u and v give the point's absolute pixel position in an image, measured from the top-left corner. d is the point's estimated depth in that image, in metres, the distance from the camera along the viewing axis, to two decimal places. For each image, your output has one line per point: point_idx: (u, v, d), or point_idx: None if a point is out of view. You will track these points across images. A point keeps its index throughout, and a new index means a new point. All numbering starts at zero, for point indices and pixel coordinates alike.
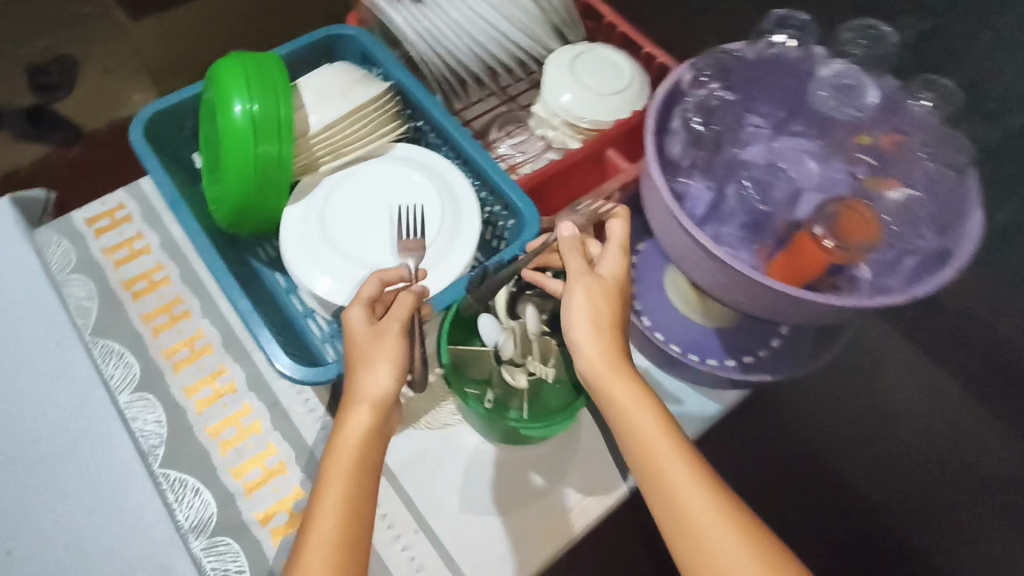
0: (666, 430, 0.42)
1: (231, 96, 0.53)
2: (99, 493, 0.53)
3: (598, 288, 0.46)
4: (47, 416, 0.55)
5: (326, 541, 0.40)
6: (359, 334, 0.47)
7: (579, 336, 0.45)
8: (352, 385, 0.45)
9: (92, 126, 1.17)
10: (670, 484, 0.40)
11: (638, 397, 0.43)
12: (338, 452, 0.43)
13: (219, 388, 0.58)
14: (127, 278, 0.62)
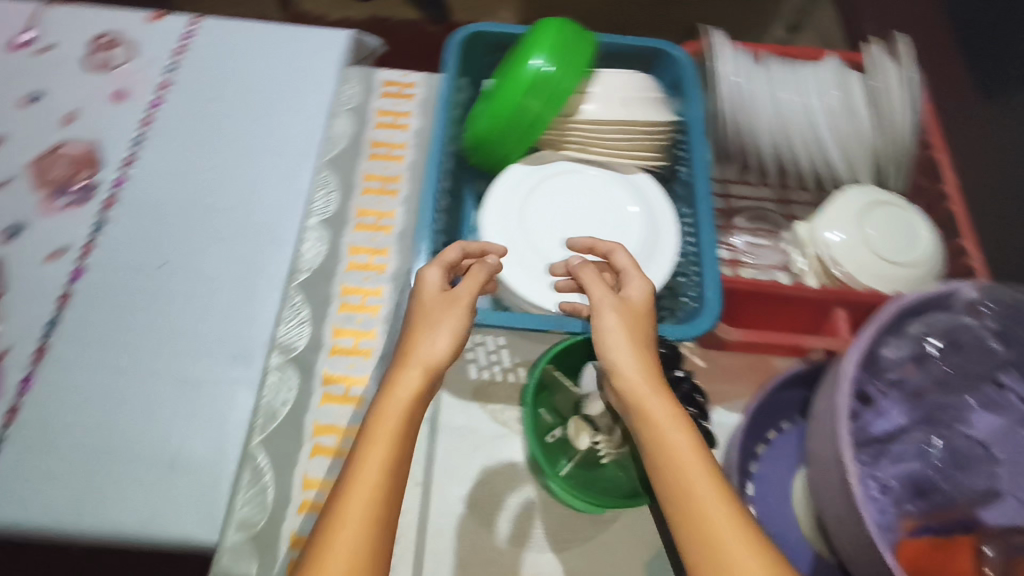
0: (704, 467, 0.40)
1: (531, 51, 0.57)
2: (244, 270, 0.63)
3: (626, 316, 0.47)
4: (260, 197, 0.68)
5: (375, 479, 0.41)
6: (434, 294, 0.50)
7: (614, 352, 0.46)
8: (411, 347, 0.47)
9: (457, 16, 1.33)
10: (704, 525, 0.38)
11: (677, 418, 0.42)
12: (381, 415, 0.43)
13: (372, 263, 0.65)
14: (377, 139, 0.72)
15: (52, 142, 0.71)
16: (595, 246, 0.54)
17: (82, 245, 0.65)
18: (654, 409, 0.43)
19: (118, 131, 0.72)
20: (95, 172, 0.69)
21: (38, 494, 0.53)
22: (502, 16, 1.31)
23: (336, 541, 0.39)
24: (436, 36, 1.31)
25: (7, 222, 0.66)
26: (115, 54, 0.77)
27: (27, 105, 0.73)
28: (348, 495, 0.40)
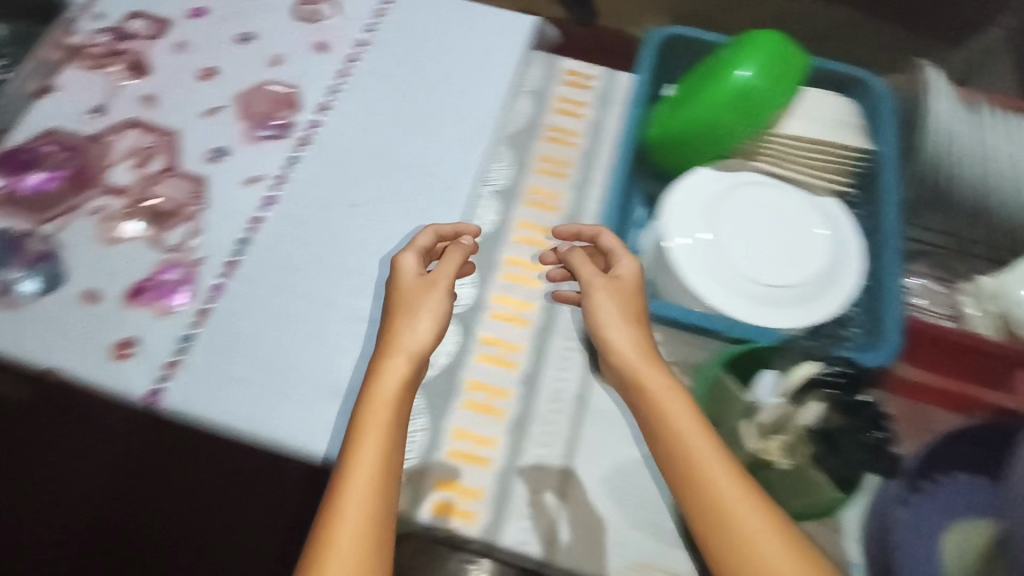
0: (706, 432, 0.46)
1: (744, 61, 0.58)
2: (417, 226, 0.67)
3: (618, 288, 0.54)
4: (439, 159, 0.71)
5: (375, 448, 0.47)
6: (410, 280, 0.56)
7: (607, 326, 0.52)
8: (394, 337, 0.53)
9: None
10: (710, 492, 0.44)
11: (675, 394, 0.48)
12: (374, 402, 0.49)
13: (538, 239, 0.66)
14: (553, 123, 0.74)
15: (259, 79, 0.76)
16: (580, 232, 0.61)
17: (276, 177, 0.70)
18: (658, 383, 0.49)
19: (317, 79, 0.77)
20: (293, 112, 0.74)
21: (217, 391, 0.59)
22: None
23: (343, 519, 0.44)
24: None
25: (214, 145, 0.71)
26: (320, 6, 0.83)
27: (240, 43, 0.79)
28: (354, 463, 0.47)
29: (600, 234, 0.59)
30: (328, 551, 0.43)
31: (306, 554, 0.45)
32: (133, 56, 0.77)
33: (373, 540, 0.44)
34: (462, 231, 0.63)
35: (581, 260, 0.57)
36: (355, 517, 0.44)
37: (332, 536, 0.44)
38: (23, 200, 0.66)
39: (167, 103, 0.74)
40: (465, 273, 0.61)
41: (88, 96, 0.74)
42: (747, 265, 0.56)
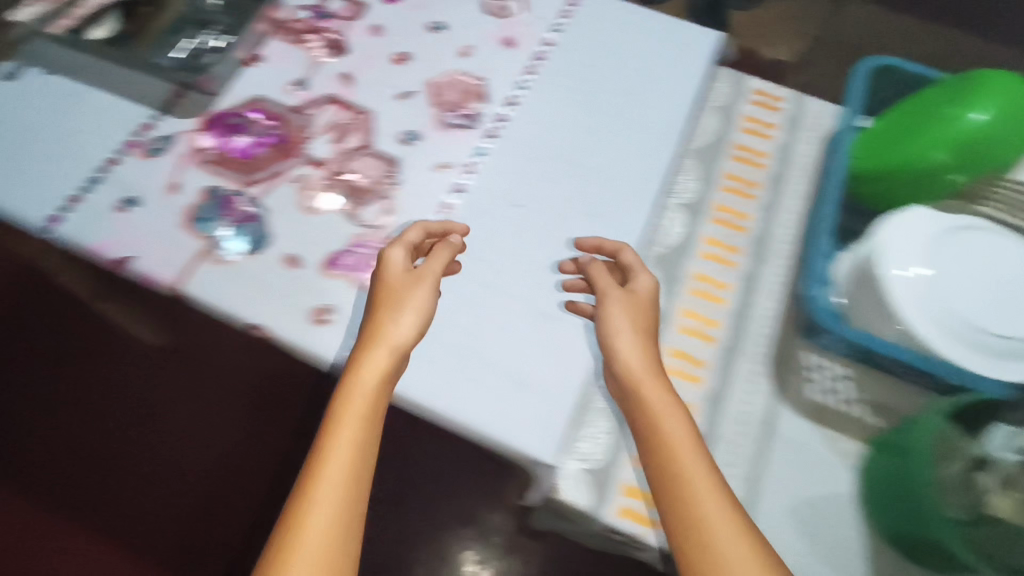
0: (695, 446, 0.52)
1: (982, 103, 0.60)
2: (601, 229, 0.68)
3: (629, 302, 0.60)
4: (623, 165, 0.71)
5: (355, 426, 0.53)
6: (396, 272, 0.60)
7: (616, 336, 0.58)
8: (380, 327, 0.57)
9: None
10: (681, 482, 0.50)
11: (669, 406, 0.54)
12: (353, 395, 0.54)
13: (724, 258, 0.66)
14: (741, 142, 0.73)
15: (450, 69, 0.78)
16: (602, 245, 0.65)
17: (464, 166, 0.72)
18: (658, 398, 0.55)
19: (505, 73, 0.78)
20: (482, 103, 0.76)
21: (409, 365, 0.60)
22: None
23: (314, 512, 0.48)
24: None
25: (407, 128, 0.73)
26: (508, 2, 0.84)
27: (432, 31, 0.81)
28: (335, 437, 0.52)
29: (625, 250, 0.64)
30: (297, 541, 0.47)
31: (280, 524, 0.49)
32: (333, 35, 0.80)
33: (342, 524, 0.48)
34: (452, 231, 0.66)
35: (599, 271, 0.62)
36: (333, 485, 0.49)
37: (301, 521, 0.48)
38: (234, 162, 0.70)
39: (364, 83, 0.76)
40: (452, 270, 0.65)
41: (292, 69, 0.77)
42: (973, 309, 0.54)
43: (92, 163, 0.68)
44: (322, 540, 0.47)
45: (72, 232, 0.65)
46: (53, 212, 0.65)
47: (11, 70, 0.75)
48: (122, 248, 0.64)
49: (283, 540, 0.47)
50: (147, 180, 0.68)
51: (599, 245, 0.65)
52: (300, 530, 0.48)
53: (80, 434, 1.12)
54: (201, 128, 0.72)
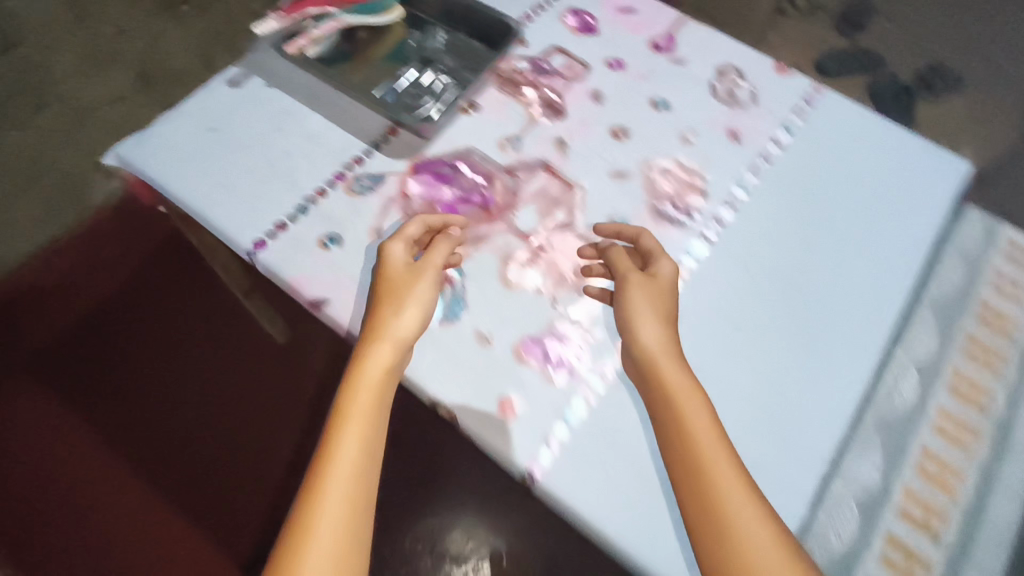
0: (719, 440, 0.52)
1: None
2: (813, 371, 0.62)
3: (649, 288, 0.59)
4: (844, 302, 0.66)
5: (363, 417, 0.54)
6: (396, 267, 0.60)
7: (639, 324, 0.58)
8: (382, 326, 0.57)
9: None
10: (698, 471, 0.51)
11: (685, 384, 0.54)
12: (360, 384, 0.55)
13: (958, 437, 0.63)
14: (990, 305, 0.69)
15: (669, 155, 0.73)
16: (622, 231, 0.66)
17: (675, 265, 0.67)
18: (679, 386, 0.54)
19: (726, 168, 0.73)
20: (701, 199, 0.71)
21: (592, 485, 0.55)
22: None
23: (328, 503, 0.49)
24: None
25: (616, 212, 0.70)
26: (737, 90, 0.79)
27: (654, 108, 0.77)
28: (342, 435, 0.53)
29: (641, 237, 0.64)
30: (310, 534, 0.48)
31: (290, 523, 0.49)
32: (551, 94, 0.77)
33: (359, 511, 0.50)
34: (450, 223, 0.65)
35: (622, 261, 0.62)
36: (341, 484, 0.50)
37: (311, 519, 0.49)
38: (438, 215, 0.67)
39: (577, 154, 0.73)
40: (454, 262, 0.64)
41: (507, 123, 0.74)
42: None
43: (301, 191, 0.68)
44: (340, 528, 0.49)
45: (273, 261, 0.64)
46: (259, 238, 0.65)
47: (237, 75, 0.75)
48: (320, 289, 0.63)
49: (295, 539, 0.48)
50: (350, 219, 0.67)
51: (615, 232, 0.66)
52: (310, 531, 0.48)
53: (193, 416, 1.15)
54: (409, 172, 0.70)
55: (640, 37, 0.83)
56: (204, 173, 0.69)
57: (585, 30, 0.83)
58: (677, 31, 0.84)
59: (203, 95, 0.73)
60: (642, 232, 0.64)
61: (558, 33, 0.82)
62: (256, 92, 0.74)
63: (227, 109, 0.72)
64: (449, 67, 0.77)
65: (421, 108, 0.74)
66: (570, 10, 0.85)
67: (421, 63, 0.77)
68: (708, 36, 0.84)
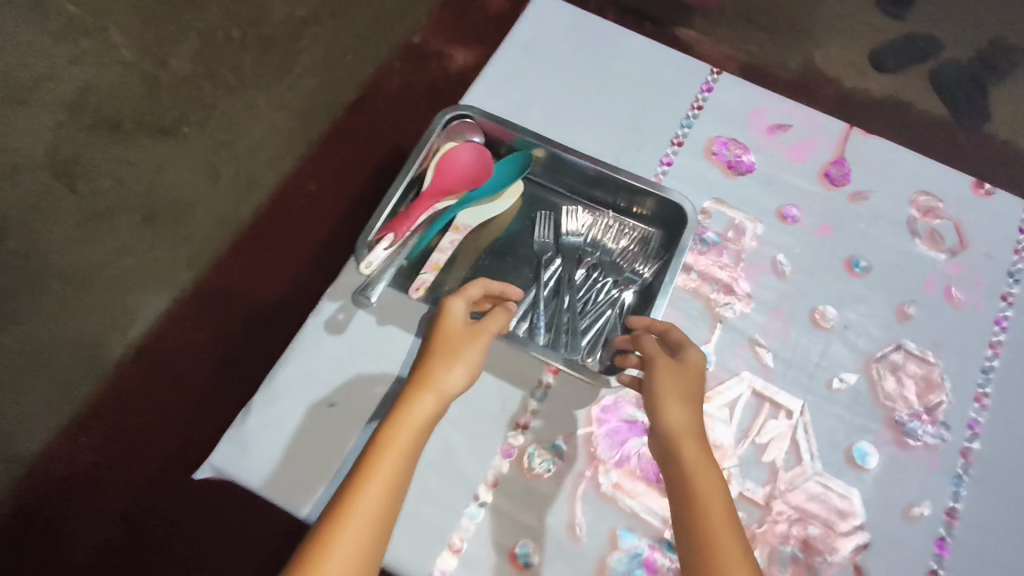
0: (736, 532, 0.39)
1: None
2: None
3: (678, 372, 0.48)
4: None
5: (399, 465, 0.39)
6: (455, 325, 0.48)
7: (659, 403, 0.46)
8: (429, 372, 0.44)
9: None
10: (706, 539, 0.39)
11: (712, 468, 0.42)
12: (400, 427, 0.41)
13: None
14: None
15: (891, 340, 0.60)
16: (652, 324, 0.53)
17: (945, 511, 0.54)
18: (695, 460, 0.43)
19: (960, 349, 0.60)
20: (945, 399, 0.58)
21: None
22: None
23: None
24: None
25: (855, 440, 0.56)
26: (941, 229, 0.65)
27: (853, 272, 0.62)
28: (367, 482, 0.38)
29: (670, 327, 0.52)
30: None
31: None
32: (700, 261, 0.62)
33: None
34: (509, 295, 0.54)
35: (647, 346, 0.50)
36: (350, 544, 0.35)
37: None
38: (646, 486, 0.53)
39: (784, 357, 0.59)
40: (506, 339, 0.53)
41: (685, 329, 0.59)
42: None
43: (469, 484, 0.52)
44: None
45: None
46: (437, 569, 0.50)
47: (340, 316, 0.57)
48: None
49: None
50: (542, 517, 0.52)
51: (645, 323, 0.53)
52: None
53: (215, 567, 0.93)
54: (592, 427, 0.55)
55: (807, 166, 0.67)
56: (338, 474, 0.53)
57: (742, 167, 0.67)
58: (847, 149, 0.68)
59: (303, 352, 0.56)
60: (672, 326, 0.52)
61: (712, 177, 0.66)
62: (371, 337, 0.57)
63: (341, 372, 0.56)
64: (600, 257, 0.60)
65: (583, 329, 0.58)
66: (716, 140, 0.68)
67: (565, 257, 0.60)
68: (884, 149, 0.69)
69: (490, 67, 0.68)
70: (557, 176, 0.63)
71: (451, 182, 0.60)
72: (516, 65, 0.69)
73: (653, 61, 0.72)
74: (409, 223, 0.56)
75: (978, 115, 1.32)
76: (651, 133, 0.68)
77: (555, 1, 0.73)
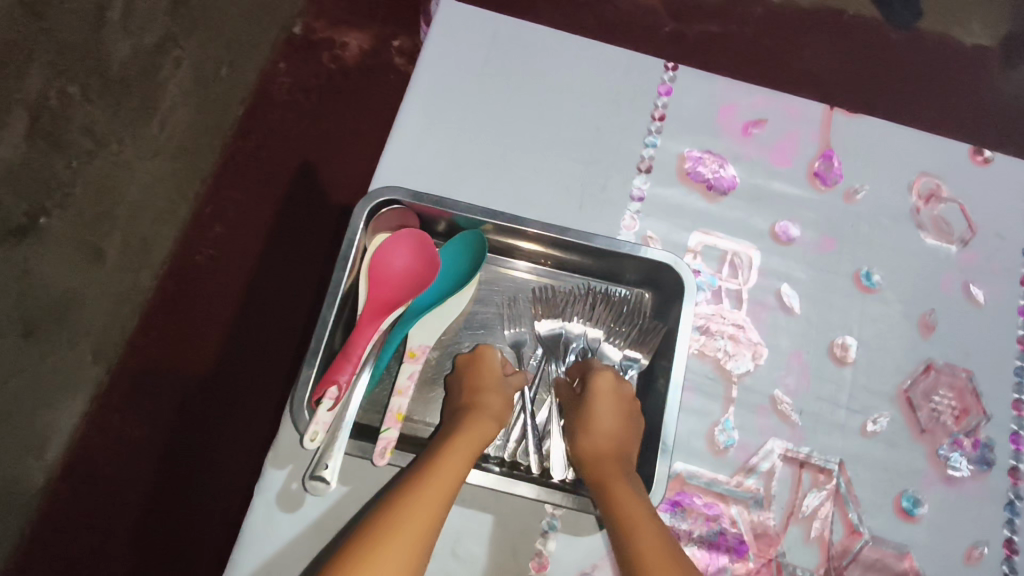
0: (663, 551, 0.40)
1: None
2: None
3: (588, 402, 0.47)
4: None
5: (437, 505, 0.39)
6: (493, 366, 0.47)
7: (574, 441, 0.46)
8: (475, 401, 0.45)
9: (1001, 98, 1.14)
10: (637, 553, 0.40)
11: (630, 489, 0.42)
12: (455, 449, 0.41)
13: None
14: None
15: (919, 360, 0.54)
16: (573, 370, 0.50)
17: (1004, 545, 0.50)
18: (615, 486, 0.43)
19: (989, 355, 0.54)
20: (984, 418, 0.53)
21: None
22: None
23: None
24: (976, 116, 1.12)
25: (902, 488, 0.50)
26: (946, 215, 0.58)
27: (864, 288, 0.55)
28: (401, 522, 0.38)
29: (583, 360, 0.50)
30: None
31: None
32: (700, 313, 0.53)
33: None
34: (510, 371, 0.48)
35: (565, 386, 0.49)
36: None
37: None
38: None
39: (812, 411, 0.52)
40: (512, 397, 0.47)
41: (697, 402, 0.51)
42: None
43: None
44: None
45: None
46: None
47: (292, 485, 0.46)
48: None
49: None
50: None
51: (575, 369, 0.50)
52: None
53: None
54: None
55: (793, 168, 0.58)
56: None
57: (722, 185, 0.57)
58: (832, 138, 0.59)
59: (255, 543, 0.44)
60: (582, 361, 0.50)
61: (691, 204, 0.56)
62: (337, 506, 0.46)
63: (310, 560, 0.45)
64: (585, 341, 0.52)
65: None
66: (688, 155, 0.57)
67: (546, 345, 0.51)
68: (872, 129, 0.60)
69: (404, 117, 0.55)
70: (514, 246, 0.52)
71: (392, 292, 0.48)
72: (435, 107, 0.56)
73: (595, 67, 0.59)
74: (351, 365, 0.44)
75: (905, 8, 1.21)
76: (613, 162, 0.57)
77: (464, 9, 0.59)
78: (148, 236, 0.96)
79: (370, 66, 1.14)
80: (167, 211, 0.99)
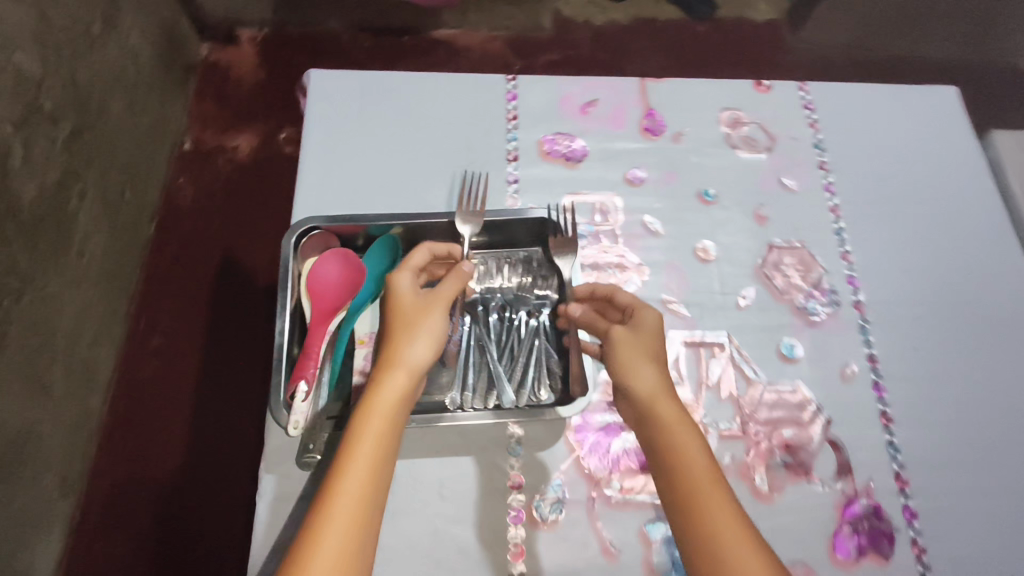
0: (715, 479, 0.42)
1: None
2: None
3: (636, 337, 0.49)
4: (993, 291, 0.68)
5: (367, 466, 0.41)
6: (405, 300, 0.50)
7: (625, 366, 0.47)
8: (393, 351, 0.47)
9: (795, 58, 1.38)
10: (693, 479, 0.42)
11: (689, 424, 0.45)
12: (371, 408, 0.44)
13: None
14: None
15: (763, 244, 0.67)
16: (595, 290, 0.56)
17: (867, 360, 0.63)
18: (672, 416, 0.45)
19: (814, 226, 0.69)
20: (824, 271, 0.67)
21: None
22: (836, 52, 1.38)
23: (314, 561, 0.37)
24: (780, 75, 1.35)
25: (779, 340, 0.63)
26: (751, 134, 0.73)
27: (707, 201, 0.69)
28: (344, 474, 0.41)
29: (614, 294, 0.54)
30: None
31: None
32: (588, 255, 0.65)
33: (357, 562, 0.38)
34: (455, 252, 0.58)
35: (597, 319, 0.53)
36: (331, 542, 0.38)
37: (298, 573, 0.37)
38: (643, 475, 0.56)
39: (695, 302, 0.64)
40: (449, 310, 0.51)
41: None
42: None
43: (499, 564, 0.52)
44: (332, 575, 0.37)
45: None
46: None
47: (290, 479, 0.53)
48: None
49: None
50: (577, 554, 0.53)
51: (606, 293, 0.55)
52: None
53: None
54: (576, 452, 0.57)
55: (627, 128, 0.72)
56: None
57: (577, 155, 0.70)
58: (651, 101, 0.74)
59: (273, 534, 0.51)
60: (619, 293, 0.54)
61: (557, 175, 0.69)
62: None
63: None
64: (503, 296, 0.61)
65: (523, 366, 0.58)
66: (544, 140, 0.71)
67: (469, 310, 0.60)
68: (678, 87, 0.75)
69: (304, 167, 0.65)
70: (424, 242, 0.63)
71: (332, 298, 0.56)
72: (329, 154, 0.67)
73: (452, 93, 0.72)
74: (314, 358, 0.52)
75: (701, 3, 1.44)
76: (486, 159, 0.69)
77: (333, 74, 0.71)
78: (89, 359, 1.00)
79: (264, 159, 1.24)
80: (102, 333, 1.03)
